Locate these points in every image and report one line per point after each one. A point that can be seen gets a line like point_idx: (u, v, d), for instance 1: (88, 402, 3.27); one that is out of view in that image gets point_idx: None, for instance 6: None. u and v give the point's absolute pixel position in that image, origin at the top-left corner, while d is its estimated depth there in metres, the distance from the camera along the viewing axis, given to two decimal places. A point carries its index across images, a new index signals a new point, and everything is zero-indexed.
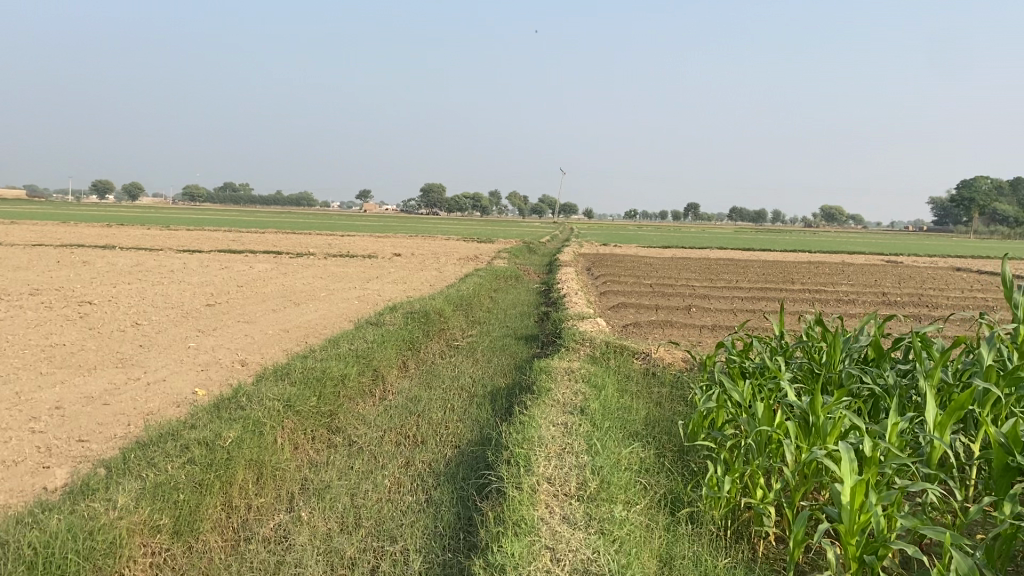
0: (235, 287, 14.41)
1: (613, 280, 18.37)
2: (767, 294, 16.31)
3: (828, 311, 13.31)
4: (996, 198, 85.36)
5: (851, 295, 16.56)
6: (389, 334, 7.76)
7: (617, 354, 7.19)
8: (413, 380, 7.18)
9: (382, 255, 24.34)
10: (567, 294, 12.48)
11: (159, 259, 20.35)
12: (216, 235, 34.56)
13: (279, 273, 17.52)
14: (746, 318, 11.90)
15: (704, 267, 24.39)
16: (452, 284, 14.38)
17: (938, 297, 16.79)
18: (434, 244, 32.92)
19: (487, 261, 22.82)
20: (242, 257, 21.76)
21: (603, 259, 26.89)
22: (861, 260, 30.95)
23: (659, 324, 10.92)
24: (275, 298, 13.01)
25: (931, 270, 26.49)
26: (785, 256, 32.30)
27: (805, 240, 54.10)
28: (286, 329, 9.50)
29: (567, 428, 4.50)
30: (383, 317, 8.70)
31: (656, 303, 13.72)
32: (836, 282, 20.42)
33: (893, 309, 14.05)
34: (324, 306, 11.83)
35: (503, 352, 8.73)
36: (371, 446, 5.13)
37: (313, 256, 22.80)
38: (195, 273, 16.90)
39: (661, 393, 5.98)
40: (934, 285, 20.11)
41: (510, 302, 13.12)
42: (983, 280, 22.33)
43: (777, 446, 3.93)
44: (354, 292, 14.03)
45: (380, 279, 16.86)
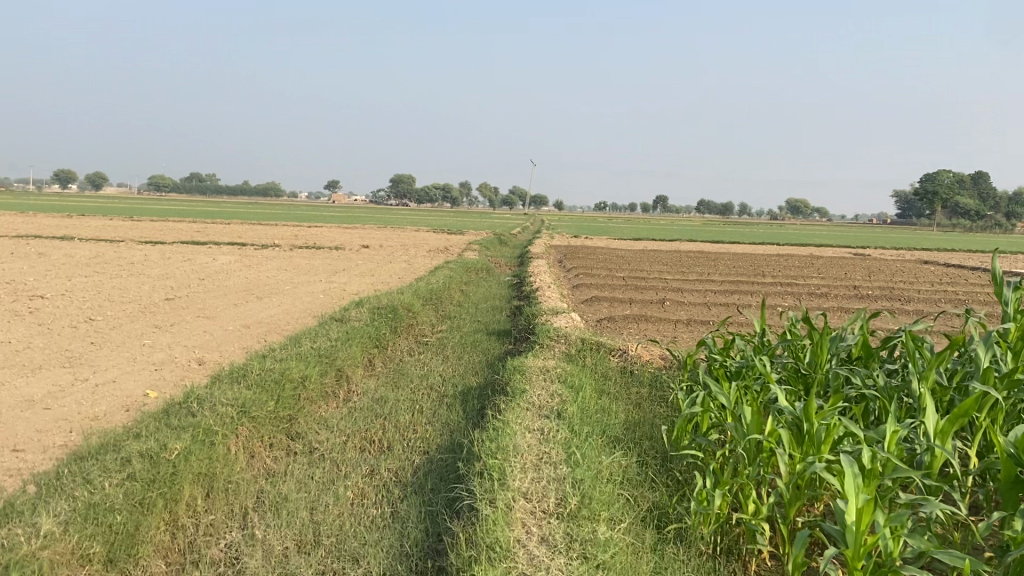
0: (196, 281, 13.95)
1: (585, 273, 18.13)
2: (741, 287, 16.16)
3: (802, 305, 13.18)
4: (960, 192, 86.64)
5: (824, 289, 16.46)
6: (354, 332, 7.41)
7: (593, 351, 6.93)
8: (379, 381, 6.84)
9: (351, 247, 23.92)
10: (539, 288, 12.19)
11: (119, 251, 19.76)
12: (180, 226, 33.82)
13: (244, 266, 17.06)
14: (721, 313, 11.70)
15: (676, 260, 24.30)
16: (422, 277, 14.04)
17: (910, 290, 16.80)
18: (404, 236, 32.47)
19: (458, 253, 22.50)
20: (206, 249, 21.22)
21: (575, 251, 26.70)
22: (831, 254, 31.01)
23: (633, 319, 10.67)
24: (238, 292, 12.58)
25: (900, 262, 26.61)
26: (756, 249, 32.29)
27: (774, 232, 54.42)
28: (247, 325, 9.10)
29: (544, 435, 4.21)
30: (348, 313, 8.34)
31: (629, 297, 13.49)
32: (808, 274, 20.38)
33: (868, 303, 13.95)
34: (289, 300, 11.45)
35: (474, 349, 8.42)
36: (333, 454, 4.81)
37: (279, 248, 22.31)
38: (156, 265, 16.40)
39: (640, 394, 5.72)
40: (904, 278, 20.15)
41: (481, 296, 12.81)
42: (953, 273, 22.46)
43: (769, 456, 3.67)
44: (321, 285, 13.65)
45: (347, 271, 16.46)
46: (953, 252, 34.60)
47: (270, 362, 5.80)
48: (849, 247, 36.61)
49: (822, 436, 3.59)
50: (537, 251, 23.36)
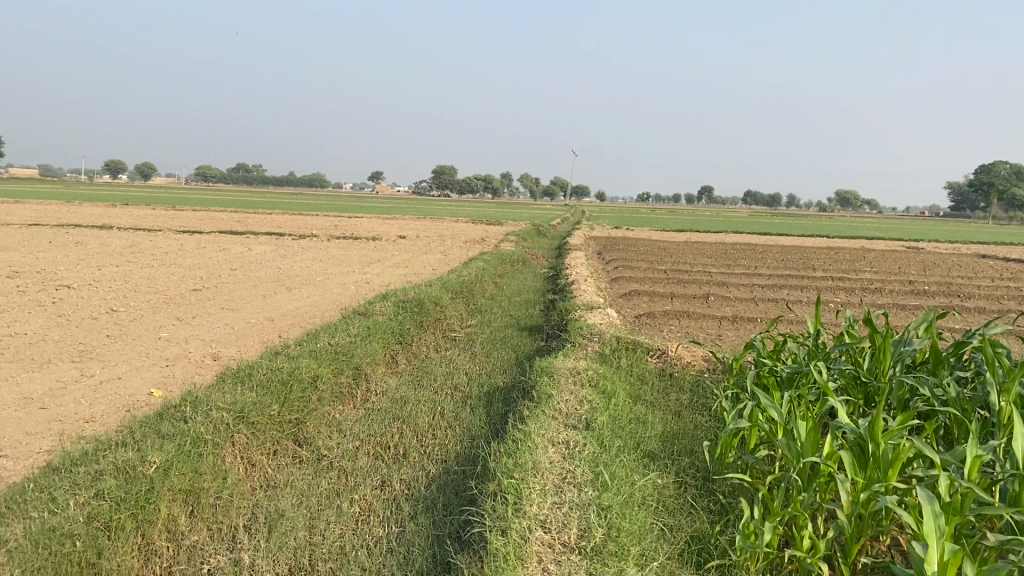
0: (227, 271, 13.71)
1: (625, 265, 17.56)
2: (788, 282, 15.48)
3: (853, 301, 12.52)
4: (1017, 183, 83.85)
5: (876, 284, 15.69)
6: (377, 327, 7.01)
7: (628, 352, 6.45)
8: (401, 379, 6.44)
9: (387, 238, 23.63)
10: (576, 281, 11.70)
11: (155, 240, 19.67)
12: (221, 216, 33.90)
13: (277, 256, 16.82)
14: (768, 310, 11.09)
15: (719, 252, 23.58)
16: (456, 269, 13.63)
17: (969, 286, 15.97)
18: (443, 227, 32.15)
19: (494, 244, 22.05)
20: (241, 239, 21.05)
21: (615, 243, 26.09)
22: (882, 247, 29.96)
23: (674, 315, 10.13)
24: (267, 282, 12.31)
25: (955, 256, 25.51)
26: (803, 241, 31.31)
27: (821, 224, 53.12)
28: (270, 318, 8.77)
29: (568, 451, 3.76)
30: (372, 306, 7.94)
31: (670, 291, 12.94)
32: (859, 268, 19.58)
33: (925, 299, 13.20)
34: (317, 292, 11.12)
35: (504, 346, 7.98)
36: (342, 462, 4.41)
37: (315, 239, 22.09)
38: (190, 255, 16.22)
39: (680, 402, 5.24)
40: (961, 273, 19.24)
41: (516, 289, 12.36)
42: (1013, 268, 21.43)
43: (826, 482, 3.19)
44: (352, 277, 13.32)
45: (381, 262, 16.13)
46: (1011, 246, 33.24)
47: (283, 360, 5.43)
48: (900, 241, 35.44)
49: (889, 458, 3.10)
50: (576, 242, 22.85)
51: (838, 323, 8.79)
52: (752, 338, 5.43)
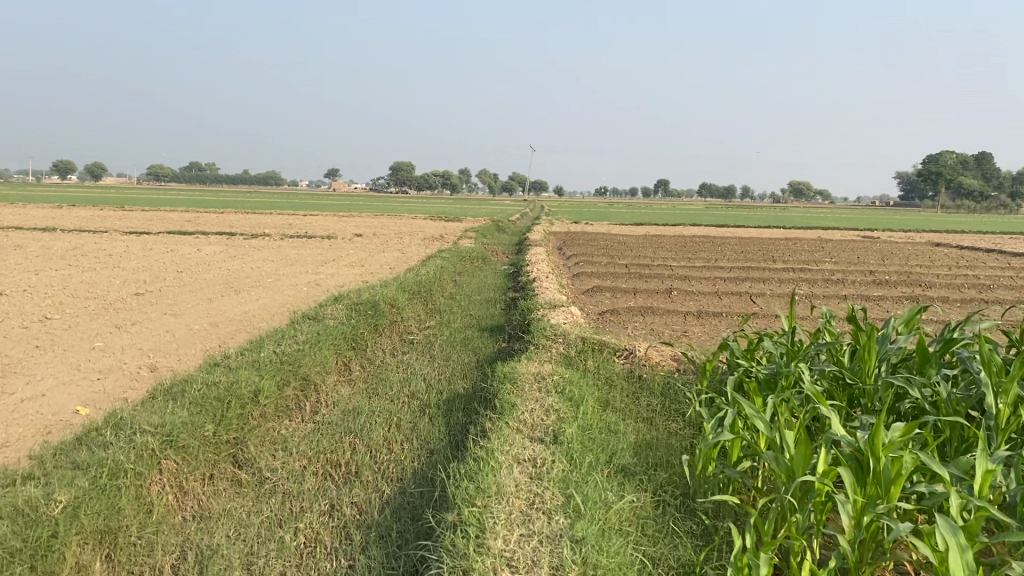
0: (173, 273, 13.11)
1: (586, 260, 17.27)
2: (751, 274, 15.30)
3: (817, 293, 12.36)
4: (965, 173, 85.62)
5: (838, 274, 15.60)
6: (328, 332, 6.57)
7: (595, 353, 6.12)
8: (354, 389, 6.02)
9: (343, 236, 23.09)
10: (537, 277, 11.35)
11: (100, 242, 18.91)
12: (172, 216, 32.99)
13: (228, 257, 16.22)
14: (734, 304, 10.85)
15: (680, 245, 23.47)
16: (413, 267, 13.20)
17: (929, 274, 15.97)
18: (400, 224, 31.63)
19: (453, 241, 21.65)
20: (191, 240, 20.36)
21: (575, 237, 25.83)
22: (839, 237, 30.15)
23: (639, 311, 9.83)
24: (214, 285, 11.75)
25: (911, 245, 25.70)
26: (761, 233, 31.35)
27: (776, 216, 53.60)
28: (214, 323, 8.27)
29: (536, 470, 3.40)
30: (323, 310, 7.49)
31: (633, 286, 12.65)
32: (819, 259, 19.55)
33: (888, 289, 13.10)
34: (267, 294, 10.62)
35: (464, 349, 7.60)
36: (287, 483, 3.99)
37: (269, 238, 21.47)
38: (134, 257, 15.54)
39: (653, 408, 4.91)
40: (920, 262, 19.31)
41: (475, 287, 11.98)
42: (969, 256, 21.63)
43: (823, 502, 2.88)
44: (305, 277, 12.83)
45: (336, 262, 15.63)
46: (963, 235, 33.71)
47: (222, 372, 4.98)
48: (855, 230, 35.80)
49: (891, 475, 2.80)
50: (537, 238, 22.55)
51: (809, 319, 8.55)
52: (726, 337, 5.12)
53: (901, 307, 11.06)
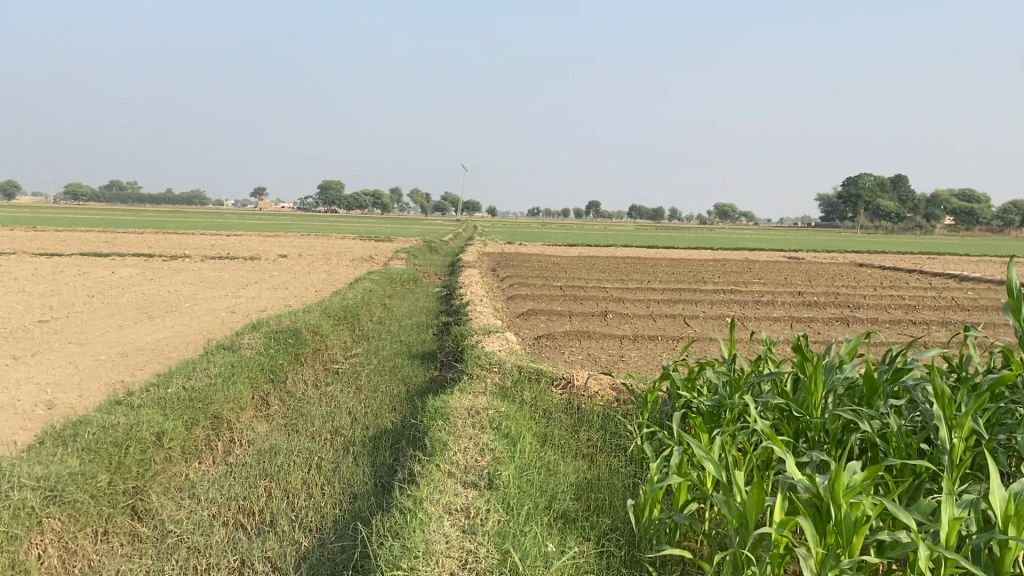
0: (84, 298, 12.38)
1: (519, 282, 17.06)
2: (683, 296, 15.30)
3: (750, 315, 12.37)
4: (881, 196, 88.96)
5: (768, 296, 15.73)
6: (245, 365, 6.13)
7: (531, 383, 5.84)
8: (272, 426, 5.61)
9: (269, 257, 22.42)
10: (469, 301, 11.07)
11: (7, 265, 17.88)
12: (88, 236, 31.67)
13: (145, 280, 15.48)
14: (669, 328, 10.75)
15: (612, 267, 23.50)
16: (341, 291, 12.76)
17: (855, 296, 16.24)
18: (329, 245, 31.00)
19: (383, 262, 21.21)
20: (106, 262, 19.45)
21: (508, 258, 25.68)
22: (765, 258, 30.74)
23: (574, 336, 9.62)
24: (128, 311, 11.12)
25: (835, 266, 26.32)
26: (690, 254, 31.75)
27: (704, 237, 54.57)
28: (123, 354, 7.72)
29: (468, 522, 3.09)
30: (240, 339, 7.03)
31: (567, 309, 12.47)
32: (748, 280, 19.78)
33: (818, 311, 13.22)
34: (185, 321, 10.06)
35: (392, 378, 7.24)
36: (193, 535, 3.58)
37: (190, 260, 20.68)
38: (43, 282, 14.69)
39: (592, 443, 4.65)
40: (845, 283, 19.70)
41: (406, 311, 11.61)
42: (890, 277, 22.20)
43: (781, 555, 2.65)
44: (226, 302, 12.26)
45: (260, 285, 15.05)
46: (882, 256, 34.81)
47: (121, 413, 4.52)
48: (781, 252, 36.60)
49: (852, 524, 2.58)
50: (469, 259, 22.28)
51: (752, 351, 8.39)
52: (666, 368, 4.91)
53: (831, 328, 11.13)
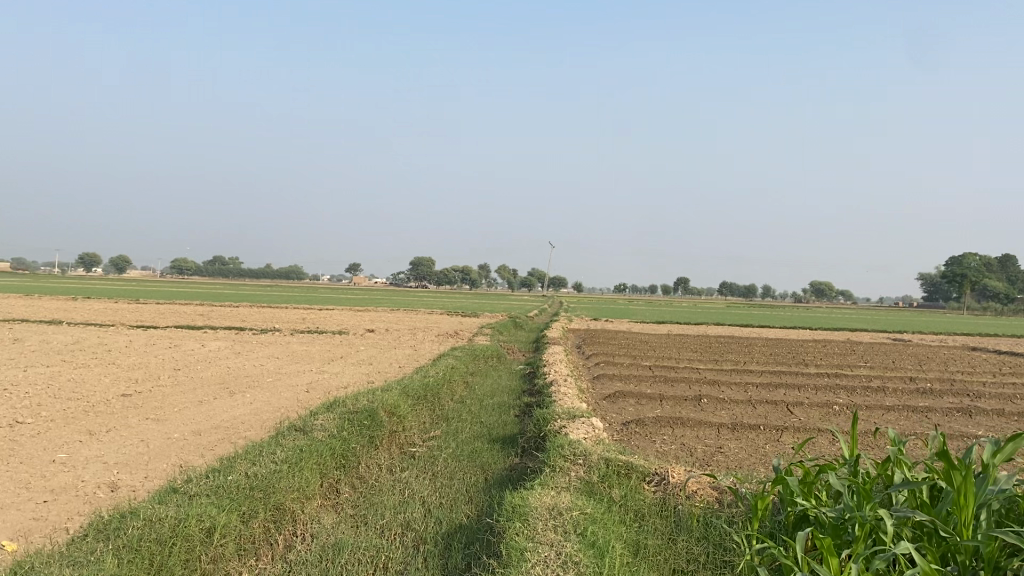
0: (169, 372, 12.38)
1: (607, 361, 16.40)
2: (782, 379, 14.37)
3: (858, 403, 11.41)
4: (989, 275, 84.76)
5: (876, 381, 14.62)
6: (316, 449, 5.75)
7: (620, 478, 5.27)
8: (339, 517, 5.19)
9: (355, 332, 22.41)
10: (554, 381, 10.53)
11: (105, 336, 18.30)
12: (186, 309, 32.57)
13: (232, 354, 15.52)
14: (771, 415, 9.93)
15: (704, 346, 22.59)
16: (423, 367, 12.41)
17: (973, 383, 14.96)
18: (415, 320, 31.01)
19: (468, 338, 20.89)
20: (198, 335, 19.73)
21: (595, 335, 25.05)
22: (867, 339, 29.16)
23: (666, 423, 8.94)
24: (210, 386, 10.99)
25: (945, 350, 24.63)
26: (786, 334, 30.40)
27: (799, 316, 52.64)
28: (197, 432, 7.46)
29: None
30: (313, 418, 6.68)
31: (658, 391, 11.77)
32: (852, 363, 18.60)
33: (935, 399, 12.13)
34: (264, 397, 9.84)
35: (471, 464, 6.74)
36: None
37: (279, 334, 20.82)
38: (134, 354, 14.86)
39: (693, 557, 4.05)
40: (959, 368, 18.29)
41: (488, 391, 11.15)
42: (1010, 362, 20.56)
43: None
44: (307, 377, 12.06)
45: (343, 360, 14.86)
46: (994, 339, 32.66)
47: (173, 505, 4.17)
48: (883, 332, 34.77)
49: None
50: (555, 336, 21.76)
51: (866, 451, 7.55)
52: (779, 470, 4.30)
53: (953, 420, 10.09)
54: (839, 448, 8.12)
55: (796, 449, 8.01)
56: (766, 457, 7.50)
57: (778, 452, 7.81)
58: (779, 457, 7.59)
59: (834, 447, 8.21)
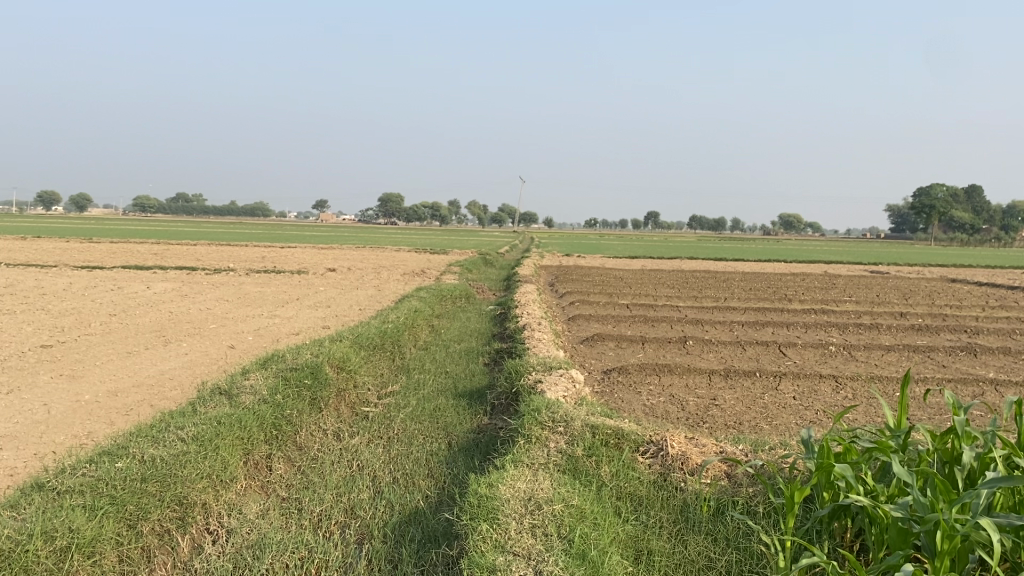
0: (103, 318, 11.24)
1: (582, 300, 15.48)
2: (767, 317, 13.58)
3: (853, 342, 10.64)
4: (957, 207, 85.17)
5: (864, 317, 13.92)
6: (240, 422, 4.74)
7: (609, 450, 4.35)
8: (268, 503, 4.22)
9: (317, 271, 21.31)
10: (526, 325, 9.59)
11: (44, 278, 17.00)
12: (139, 248, 31.01)
13: (179, 297, 14.37)
14: (764, 359, 9.07)
15: (682, 281, 21.86)
16: (385, 311, 11.41)
17: (965, 317, 14.32)
18: (380, 257, 29.83)
19: (435, 277, 19.89)
20: (147, 276, 18.49)
21: (568, 272, 24.19)
22: (843, 272, 28.62)
23: (652, 370, 8.05)
24: (146, 334, 9.88)
25: (924, 281, 24.08)
26: (761, 268, 29.71)
27: (771, 249, 52.25)
28: (112, 393, 6.39)
29: None
30: (243, 378, 5.65)
31: (638, 333, 10.89)
32: (835, 298, 17.93)
33: (931, 337, 11.38)
34: (202, 347, 8.78)
35: (433, 426, 5.79)
36: None
37: (234, 273, 19.62)
38: (70, 298, 13.66)
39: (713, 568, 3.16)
40: (944, 301, 17.70)
41: (455, 336, 10.20)
42: (993, 293, 20.04)
43: None
44: (257, 323, 10.99)
45: (300, 302, 13.79)
46: (968, 269, 32.41)
47: (24, 523, 3.15)
48: (858, 264, 34.37)
49: None
50: (526, 273, 20.82)
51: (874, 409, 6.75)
52: (823, 458, 3.44)
53: (958, 361, 9.33)
54: (842, 397, 7.32)
55: (797, 399, 7.17)
56: (766, 411, 6.65)
57: (778, 404, 6.96)
58: (781, 410, 6.74)
59: (838, 395, 7.38)
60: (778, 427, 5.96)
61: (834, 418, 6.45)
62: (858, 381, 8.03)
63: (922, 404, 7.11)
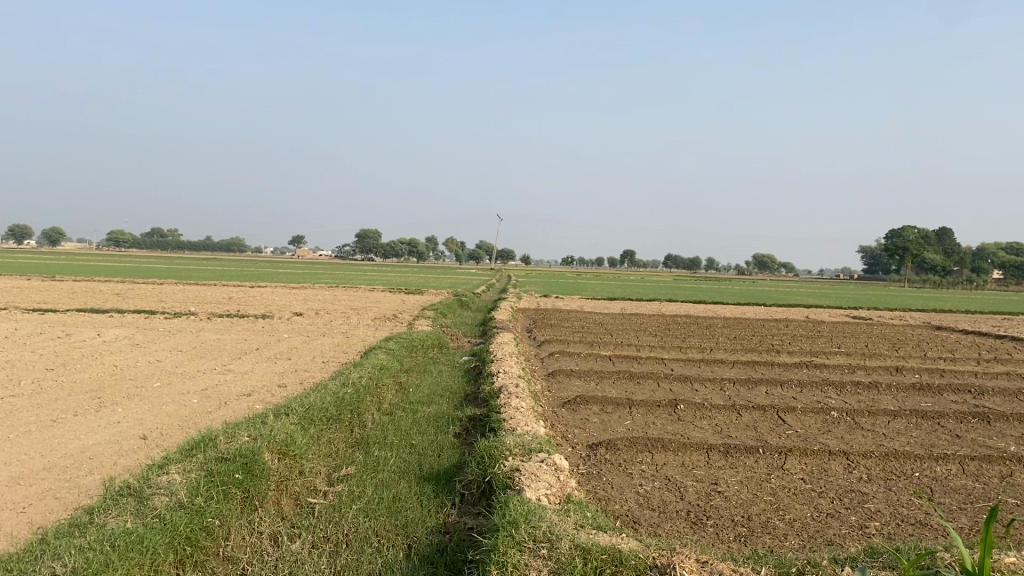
0: (35, 375, 10.16)
1: (561, 351, 14.57)
2: (758, 372, 12.76)
3: (855, 405, 9.81)
4: (931, 250, 85.72)
5: (860, 373, 13.13)
6: (142, 539, 3.81)
7: None
8: None
9: (283, 315, 20.25)
10: (503, 389, 8.66)
11: None
12: (102, 287, 29.69)
13: (129, 346, 13.29)
14: (763, 429, 8.23)
15: (665, 328, 21.08)
16: (349, 367, 10.44)
17: (965, 373, 13.57)
18: (352, 299, 28.78)
19: (407, 323, 18.93)
20: (101, 320, 17.36)
21: (547, 317, 23.35)
22: (828, 318, 27.99)
23: (644, 445, 7.16)
24: (79, 395, 8.82)
25: (910, 329, 23.46)
26: (743, 313, 29.04)
27: (752, 291, 51.77)
28: (12, 481, 5.36)
29: None
30: (160, 475, 4.73)
31: (624, 393, 10.02)
32: (826, 349, 17.15)
33: (936, 399, 10.58)
34: (136, 414, 7.75)
35: (393, 525, 4.85)
36: None
37: (195, 318, 18.51)
38: (8, 348, 12.54)
39: None
40: (939, 353, 16.98)
41: (423, 397, 9.24)
42: (986, 344, 19.39)
43: None
44: (207, 381, 9.96)
45: (259, 354, 12.76)
46: (951, 315, 31.96)
47: None
48: (840, 309, 33.81)
49: None
50: (503, 318, 19.90)
51: (898, 500, 5.89)
52: None
53: (973, 431, 8.52)
54: (858, 479, 6.46)
55: (809, 483, 6.31)
56: (775, 500, 5.78)
57: (788, 489, 6.09)
58: (793, 498, 5.87)
59: (852, 476, 6.54)
60: (794, 526, 5.09)
61: (854, 511, 5.59)
62: (873, 457, 7.17)
63: (948, 489, 6.27)
